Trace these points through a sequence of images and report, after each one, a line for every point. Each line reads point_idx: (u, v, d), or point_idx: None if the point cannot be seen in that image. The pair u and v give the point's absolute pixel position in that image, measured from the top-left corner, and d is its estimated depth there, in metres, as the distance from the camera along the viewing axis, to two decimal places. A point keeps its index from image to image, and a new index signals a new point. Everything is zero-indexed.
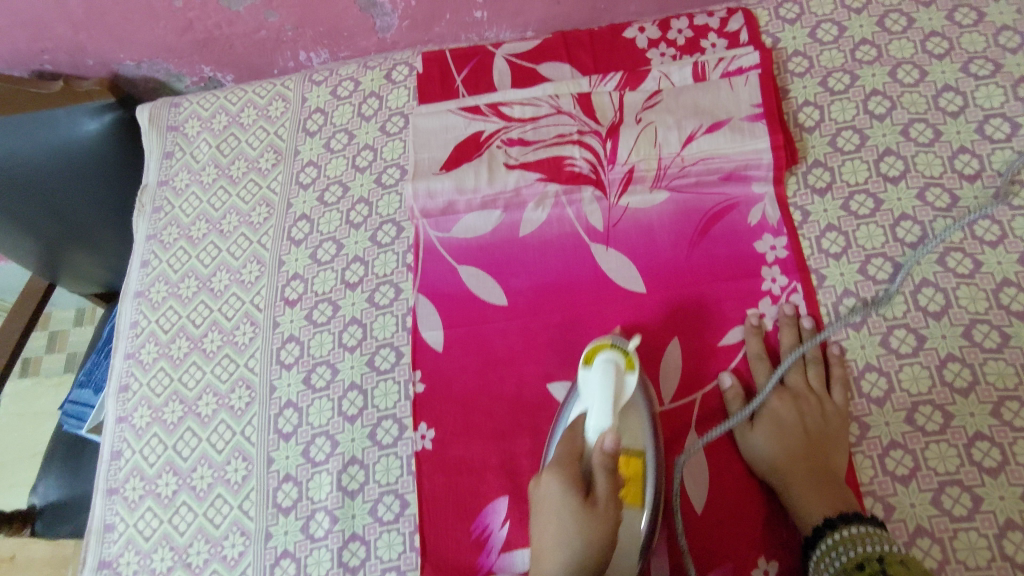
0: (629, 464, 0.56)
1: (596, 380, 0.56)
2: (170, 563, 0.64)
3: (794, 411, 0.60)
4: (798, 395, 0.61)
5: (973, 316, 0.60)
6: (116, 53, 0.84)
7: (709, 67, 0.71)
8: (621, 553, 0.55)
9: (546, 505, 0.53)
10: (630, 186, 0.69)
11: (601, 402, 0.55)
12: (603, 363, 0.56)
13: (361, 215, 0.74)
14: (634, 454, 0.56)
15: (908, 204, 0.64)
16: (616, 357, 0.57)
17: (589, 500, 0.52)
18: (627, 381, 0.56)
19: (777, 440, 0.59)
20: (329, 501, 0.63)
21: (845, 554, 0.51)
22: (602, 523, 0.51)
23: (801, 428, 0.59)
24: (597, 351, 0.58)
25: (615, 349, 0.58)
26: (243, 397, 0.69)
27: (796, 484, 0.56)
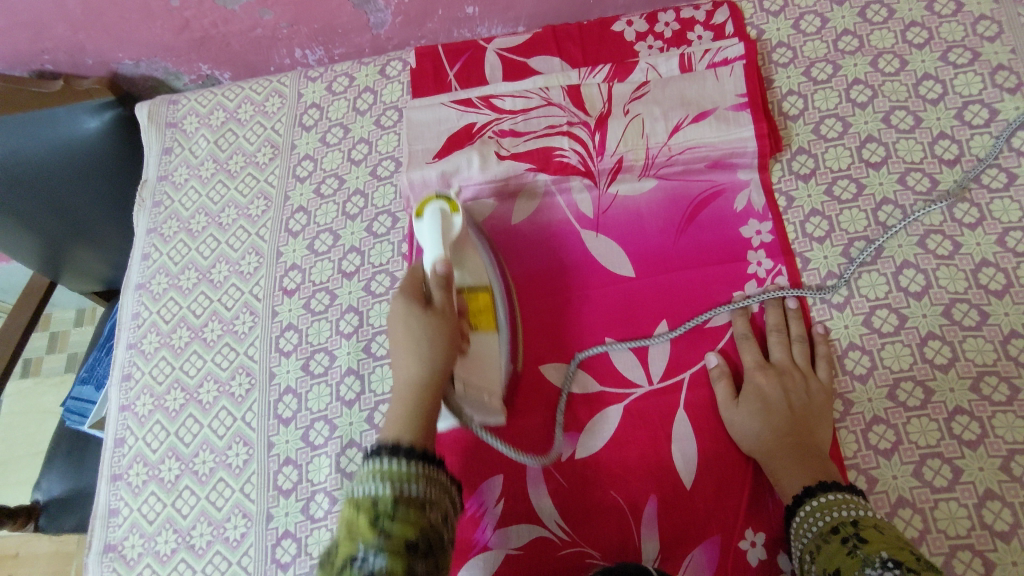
0: (476, 296, 0.63)
1: (427, 232, 0.62)
2: (173, 546, 0.66)
3: (779, 385, 0.61)
4: (783, 370, 0.61)
5: (952, 295, 0.61)
6: (115, 52, 0.86)
7: (695, 58, 0.73)
8: (476, 366, 0.61)
9: (398, 334, 0.57)
10: (619, 175, 0.70)
11: (431, 243, 0.61)
12: (431, 211, 0.63)
13: (357, 206, 0.76)
14: (479, 289, 0.63)
15: (890, 188, 0.66)
16: (441, 204, 0.63)
17: (428, 306, 0.58)
18: (454, 222, 0.63)
19: (763, 414, 0.59)
20: (328, 483, 0.64)
21: (821, 519, 0.52)
22: (441, 319, 0.57)
23: (787, 402, 0.59)
24: (425, 204, 0.64)
25: (440, 199, 0.64)
26: (244, 384, 0.70)
27: (780, 457, 0.57)
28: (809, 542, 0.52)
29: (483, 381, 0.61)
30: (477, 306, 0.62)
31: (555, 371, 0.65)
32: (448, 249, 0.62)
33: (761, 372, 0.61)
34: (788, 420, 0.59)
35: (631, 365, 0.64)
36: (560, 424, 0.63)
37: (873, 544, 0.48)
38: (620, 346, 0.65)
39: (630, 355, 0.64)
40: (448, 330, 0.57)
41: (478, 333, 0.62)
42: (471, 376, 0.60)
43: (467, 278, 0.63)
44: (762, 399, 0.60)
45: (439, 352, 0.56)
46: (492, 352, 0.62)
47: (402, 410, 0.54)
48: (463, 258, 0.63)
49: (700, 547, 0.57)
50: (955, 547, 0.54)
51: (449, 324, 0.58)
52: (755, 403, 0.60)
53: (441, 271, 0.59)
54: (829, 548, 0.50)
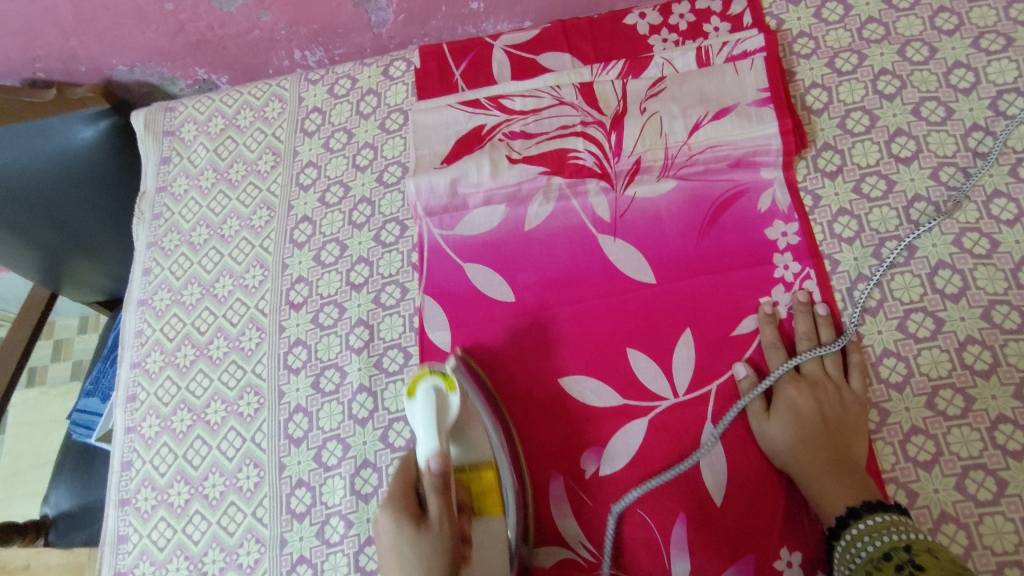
0: (479, 477, 0.58)
1: (421, 421, 0.56)
2: (185, 573, 0.64)
3: (811, 396, 0.58)
4: (815, 381, 0.59)
5: (991, 297, 0.58)
6: (109, 59, 0.83)
7: (713, 52, 0.70)
8: (482, 549, 0.55)
9: (387, 550, 0.53)
10: (638, 176, 0.67)
11: (427, 433, 0.56)
12: (424, 393, 0.57)
13: (364, 214, 0.73)
14: (483, 466, 0.58)
15: (922, 184, 0.63)
16: (435, 381, 0.58)
17: (422, 522, 0.53)
18: (452, 402, 0.58)
19: (795, 426, 0.57)
20: (343, 506, 0.62)
21: (870, 543, 0.50)
22: (438, 534, 0.52)
23: (819, 414, 0.57)
24: (416, 382, 0.58)
25: (434, 374, 0.59)
26: (252, 404, 0.68)
27: (815, 472, 0.55)
28: (859, 568, 0.49)
29: (491, 538, 0.56)
30: (479, 488, 0.57)
31: (576, 384, 0.63)
32: (444, 443, 0.56)
33: (791, 384, 0.59)
34: (822, 432, 0.56)
35: (655, 377, 0.61)
36: (584, 439, 0.61)
37: (928, 570, 0.45)
38: (643, 359, 0.62)
39: (654, 365, 0.62)
40: (443, 547, 0.51)
41: (482, 522, 0.56)
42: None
43: (468, 455, 0.59)
44: (794, 410, 0.58)
45: (439, 565, 0.51)
46: (500, 535, 0.56)
47: None
48: (463, 436, 0.59)
49: (734, 566, 0.55)
50: (1002, 564, 0.52)
51: (449, 545, 0.52)
52: (785, 413, 0.58)
53: (436, 467, 0.53)
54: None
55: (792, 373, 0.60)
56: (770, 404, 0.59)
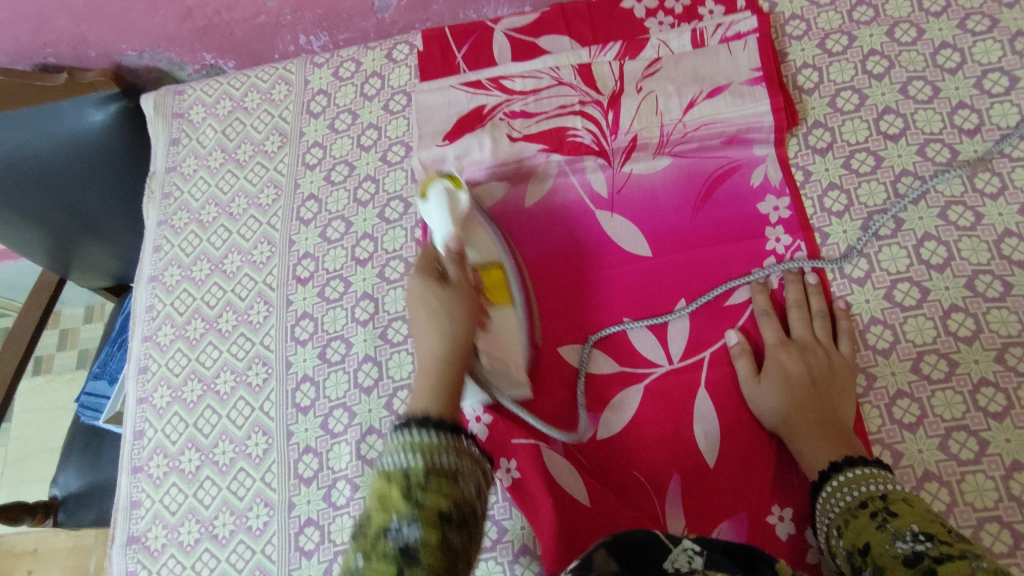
0: (487, 272, 0.61)
1: (436, 213, 0.61)
2: (197, 536, 0.66)
3: (801, 359, 0.60)
4: (805, 346, 0.61)
5: (975, 267, 0.61)
6: (118, 43, 0.85)
7: (708, 33, 0.71)
8: (496, 343, 0.61)
9: (415, 307, 0.55)
10: (634, 154, 0.69)
11: (440, 224, 0.61)
12: (436, 193, 0.62)
13: (368, 192, 0.75)
14: (493, 267, 0.62)
15: (909, 160, 0.65)
16: (444, 183, 0.62)
17: (443, 279, 0.56)
18: (459, 199, 0.62)
19: (787, 389, 0.59)
20: (349, 471, 0.64)
21: (850, 493, 0.51)
22: (460, 292, 0.56)
23: (809, 376, 0.59)
24: (429, 186, 0.63)
25: (444, 180, 0.63)
26: (261, 374, 0.70)
27: (803, 433, 0.57)
28: (838, 517, 0.51)
29: (507, 353, 0.61)
30: (490, 283, 0.61)
31: (575, 353, 0.65)
32: (458, 229, 0.61)
33: (783, 346, 0.61)
34: (811, 394, 0.59)
35: (651, 346, 0.63)
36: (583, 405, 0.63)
37: (902, 516, 0.47)
38: (640, 328, 0.64)
39: (650, 334, 0.64)
40: (464, 305, 0.55)
41: (496, 310, 0.61)
42: (495, 348, 0.61)
43: (479, 256, 0.62)
44: (785, 373, 0.60)
45: (461, 316, 0.54)
46: (513, 322, 0.62)
47: (427, 372, 0.52)
48: (471, 235, 0.62)
49: (728, 522, 0.57)
50: (983, 519, 0.54)
51: (469, 299, 0.56)
52: (777, 375, 0.60)
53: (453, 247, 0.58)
54: (857, 522, 0.49)
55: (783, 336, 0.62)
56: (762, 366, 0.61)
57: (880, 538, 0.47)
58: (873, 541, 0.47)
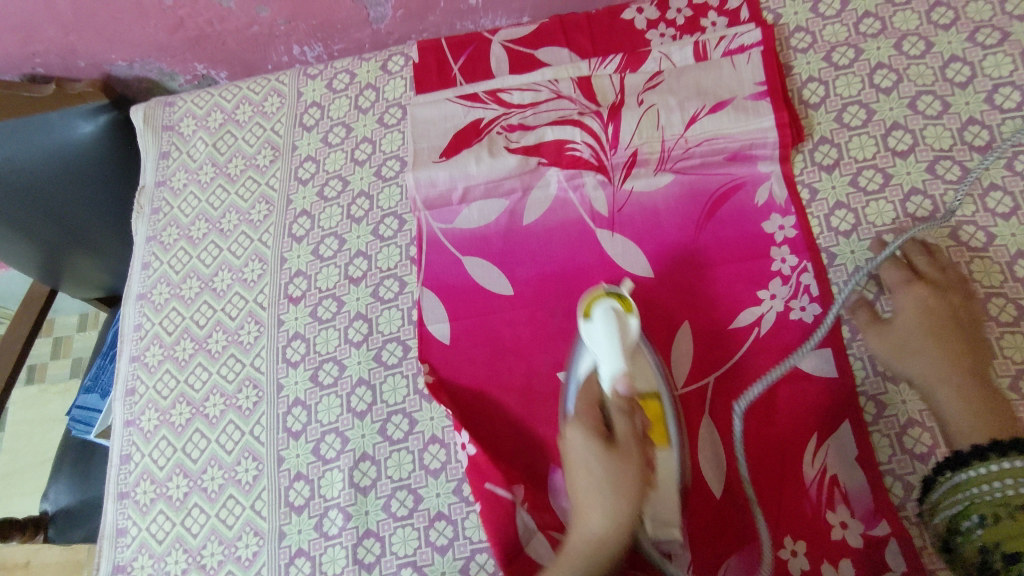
0: (648, 404, 0.55)
1: (602, 338, 0.54)
2: (184, 566, 0.64)
3: (939, 296, 0.57)
4: (942, 285, 0.57)
5: (987, 290, 0.59)
6: (107, 54, 0.84)
7: (711, 46, 0.70)
8: (658, 490, 0.55)
9: (574, 461, 0.54)
10: (635, 170, 0.67)
11: (610, 350, 0.53)
12: (602, 313, 0.54)
13: (363, 208, 0.73)
14: (651, 397, 0.55)
15: (918, 177, 0.63)
16: (612, 303, 0.55)
17: (611, 444, 0.53)
18: (630, 324, 0.54)
19: (924, 329, 0.56)
20: (342, 499, 0.62)
21: (1003, 483, 0.46)
22: (628, 462, 0.52)
23: (952, 319, 0.56)
24: (592, 303, 0.56)
25: (610, 296, 0.56)
26: (251, 397, 0.68)
27: (951, 383, 0.53)
28: (984, 501, 0.46)
29: (662, 480, 0.55)
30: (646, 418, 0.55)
31: None
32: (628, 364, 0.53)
33: (916, 285, 0.58)
34: (951, 335, 0.55)
35: None
36: None
37: None
38: None
39: None
40: (633, 472, 0.52)
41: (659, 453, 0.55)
42: (657, 498, 0.55)
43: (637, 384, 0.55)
44: (918, 311, 0.57)
45: (628, 484, 0.52)
46: (672, 469, 0.55)
47: (574, 561, 0.50)
48: (635, 363, 0.55)
49: (736, 555, 0.55)
50: None
51: (640, 466, 0.52)
52: (911, 323, 0.56)
53: (624, 394, 0.53)
54: (1009, 518, 0.45)
55: (910, 275, 0.59)
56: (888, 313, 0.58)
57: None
58: (1021, 543, 0.44)
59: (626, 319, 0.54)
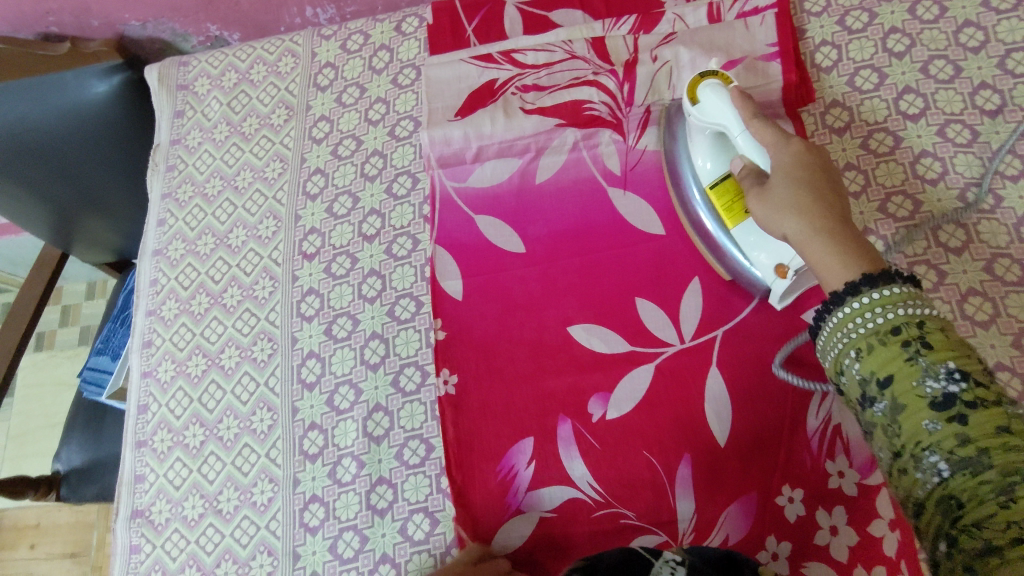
0: (723, 186, 0.59)
1: (717, 107, 0.57)
2: (201, 511, 0.65)
3: (810, 157, 0.51)
4: (807, 146, 0.51)
5: (994, 251, 0.59)
6: (122, 13, 0.84)
7: (724, 8, 0.71)
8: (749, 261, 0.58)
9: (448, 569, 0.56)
10: (648, 129, 0.68)
11: (726, 111, 0.56)
12: (709, 88, 0.57)
13: (376, 167, 0.74)
14: (722, 181, 0.59)
15: (929, 140, 0.64)
16: (715, 80, 0.58)
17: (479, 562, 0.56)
18: (733, 88, 0.57)
19: (801, 206, 0.47)
20: (355, 448, 0.64)
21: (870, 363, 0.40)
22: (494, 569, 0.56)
23: (805, 174, 0.49)
24: (697, 88, 0.59)
25: (710, 75, 0.59)
26: (266, 349, 0.69)
27: (809, 226, 0.46)
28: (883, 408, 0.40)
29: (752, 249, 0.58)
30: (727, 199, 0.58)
31: (583, 332, 0.63)
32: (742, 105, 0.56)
33: (797, 144, 0.51)
34: (836, 202, 0.47)
35: (664, 324, 0.62)
36: (592, 384, 0.62)
37: (937, 348, 0.38)
38: (653, 306, 0.63)
39: (662, 314, 0.63)
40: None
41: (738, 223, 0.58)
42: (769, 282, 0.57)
43: (719, 168, 0.59)
44: (791, 167, 0.50)
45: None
46: None
47: None
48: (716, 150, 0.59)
49: (736, 503, 0.57)
50: None
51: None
52: (775, 199, 0.49)
53: (740, 169, 0.55)
54: (882, 351, 0.40)
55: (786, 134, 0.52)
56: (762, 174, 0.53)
57: (909, 391, 0.38)
58: (897, 375, 0.39)
59: (726, 82, 0.58)
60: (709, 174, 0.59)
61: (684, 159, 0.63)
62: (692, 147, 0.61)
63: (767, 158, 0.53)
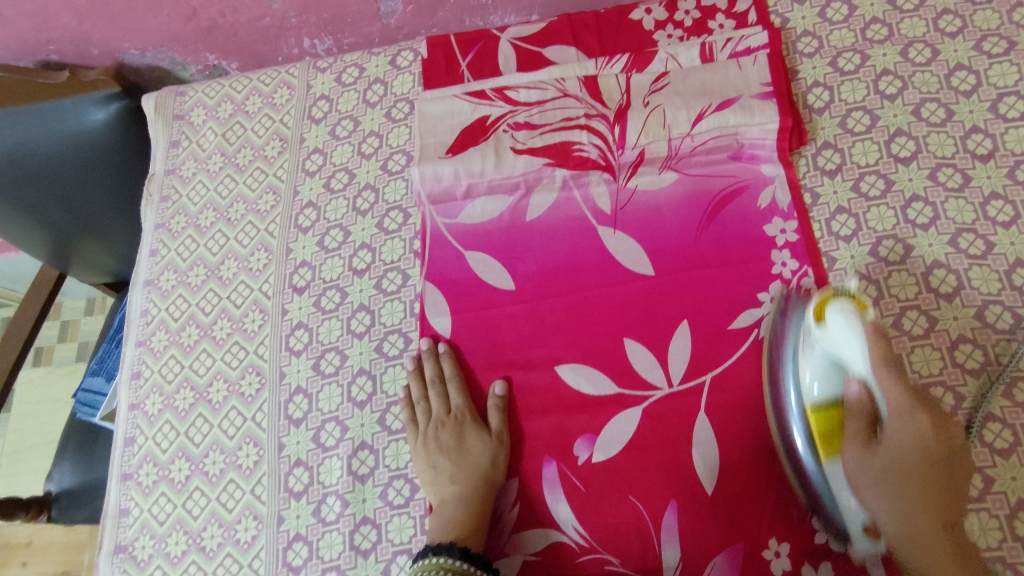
0: (823, 409, 0.53)
1: (845, 338, 0.50)
2: (184, 548, 0.65)
3: (936, 437, 0.49)
4: (937, 453, 0.49)
5: (985, 298, 0.59)
6: (121, 42, 0.85)
7: (717, 48, 0.71)
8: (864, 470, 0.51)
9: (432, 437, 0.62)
10: (640, 169, 0.68)
11: (862, 364, 0.50)
12: (840, 313, 0.51)
13: (368, 201, 0.74)
14: (830, 404, 0.53)
15: (920, 184, 0.64)
16: (850, 303, 0.51)
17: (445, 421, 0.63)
18: (869, 317, 0.51)
19: (905, 496, 0.50)
20: (340, 486, 0.63)
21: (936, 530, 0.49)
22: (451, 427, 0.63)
23: (925, 477, 0.49)
24: (826, 303, 0.52)
25: (843, 296, 0.52)
26: (254, 384, 0.69)
27: (920, 509, 0.49)
28: (927, 552, 0.49)
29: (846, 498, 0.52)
30: (829, 420, 0.53)
31: (570, 373, 0.63)
32: (879, 350, 0.49)
33: (926, 426, 0.49)
34: (932, 492, 0.49)
35: (651, 366, 0.62)
36: (577, 426, 0.61)
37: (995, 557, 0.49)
38: (640, 348, 0.63)
39: (649, 355, 0.62)
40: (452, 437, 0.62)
41: (829, 466, 0.53)
42: (857, 477, 0.51)
43: (830, 363, 0.53)
44: (919, 449, 0.49)
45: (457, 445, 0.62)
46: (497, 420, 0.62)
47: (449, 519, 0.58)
48: (828, 363, 0.53)
49: (723, 554, 0.56)
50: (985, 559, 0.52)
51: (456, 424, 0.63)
52: (888, 489, 0.50)
53: (857, 404, 0.51)
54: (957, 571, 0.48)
55: (914, 403, 0.49)
56: (880, 441, 0.51)
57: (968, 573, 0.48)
58: None
59: (861, 309, 0.51)
60: (813, 395, 0.54)
61: (791, 336, 0.57)
62: (802, 349, 0.55)
63: (885, 404, 0.50)
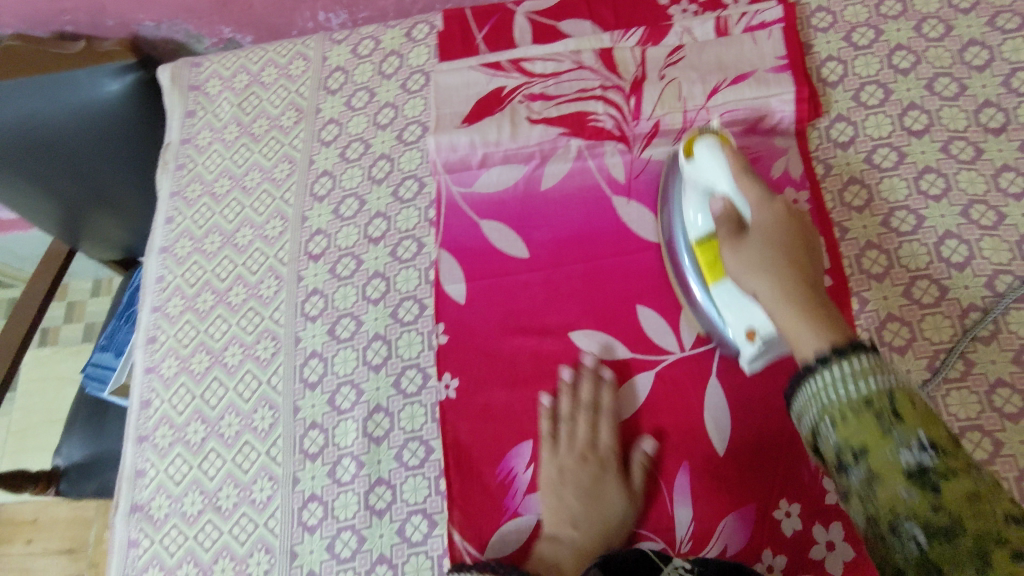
0: (707, 247, 0.58)
1: (710, 167, 0.57)
2: (200, 507, 0.66)
3: (788, 221, 0.54)
4: (786, 216, 0.54)
5: (996, 267, 0.60)
6: (137, 14, 0.86)
7: (732, 22, 0.71)
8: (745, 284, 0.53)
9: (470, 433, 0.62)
10: (654, 140, 0.69)
11: (720, 172, 0.56)
12: (704, 148, 0.57)
13: (383, 170, 0.75)
14: (710, 241, 0.58)
15: (932, 157, 0.64)
16: (712, 138, 0.58)
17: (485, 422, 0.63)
18: (729, 148, 0.57)
19: (784, 289, 0.50)
20: (355, 448, 0.64)
21: (853, 385, 0.41)
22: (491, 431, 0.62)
23: (783, 251, 0.52)
24: (693, 143, 0.59)
25: (708, 134, 0.59)
26: (269, 348, 0.70)
27: (796, 303, 0.49)
28: (832, 406, 0.41)
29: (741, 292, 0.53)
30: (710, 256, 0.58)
31: (584, 338, 0.64)
32: (736, 170, 0.56)
33: (781, 209, 0.54)
34: (795, 254, 0.52)
35: (663, 332, 0.63)
36: (590, 390, 0.62)
37: (911, 419, 0.38)
38: (653, 315, 0.63)
39: (662, 322, 0.63)
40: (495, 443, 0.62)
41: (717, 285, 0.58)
42: (739, 254, 0.53)
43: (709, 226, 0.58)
44: (776, 234, 0.53)
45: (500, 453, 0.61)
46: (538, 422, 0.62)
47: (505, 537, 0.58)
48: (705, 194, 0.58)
49: (734, 514, 0.57)
50: None
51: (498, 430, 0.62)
52: (759, 261, 0.52)
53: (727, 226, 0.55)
54: (856, 421, 0.39)
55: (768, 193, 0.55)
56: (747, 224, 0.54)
57: (886, 462, 0.37)
58: (870, 448, 0.38)
59: (723, 143, 0.57)
60: (698, 230, 0.59)
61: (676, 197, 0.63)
62: (684, 200, 0.61)
63: (748, 211, 0.55)
